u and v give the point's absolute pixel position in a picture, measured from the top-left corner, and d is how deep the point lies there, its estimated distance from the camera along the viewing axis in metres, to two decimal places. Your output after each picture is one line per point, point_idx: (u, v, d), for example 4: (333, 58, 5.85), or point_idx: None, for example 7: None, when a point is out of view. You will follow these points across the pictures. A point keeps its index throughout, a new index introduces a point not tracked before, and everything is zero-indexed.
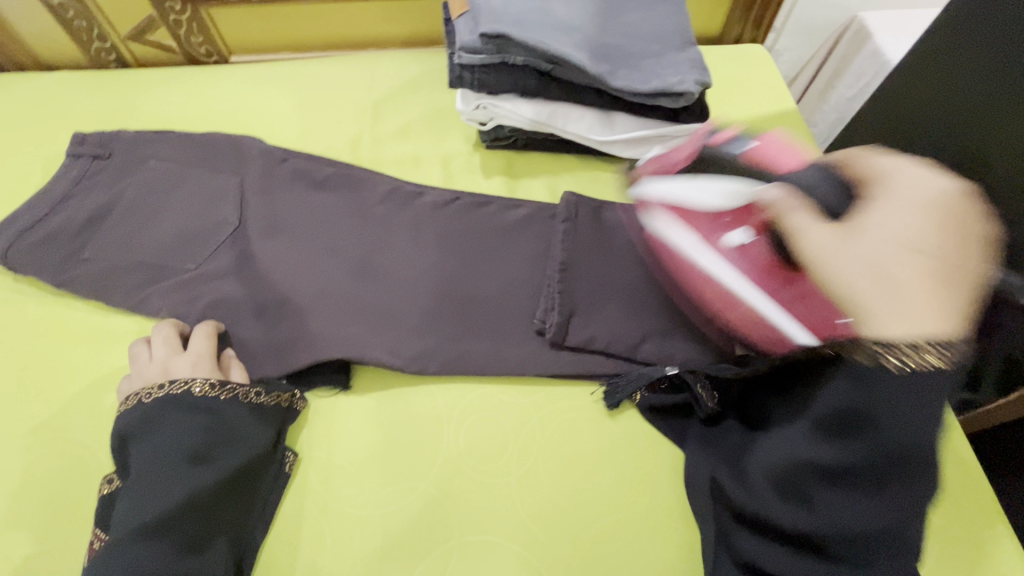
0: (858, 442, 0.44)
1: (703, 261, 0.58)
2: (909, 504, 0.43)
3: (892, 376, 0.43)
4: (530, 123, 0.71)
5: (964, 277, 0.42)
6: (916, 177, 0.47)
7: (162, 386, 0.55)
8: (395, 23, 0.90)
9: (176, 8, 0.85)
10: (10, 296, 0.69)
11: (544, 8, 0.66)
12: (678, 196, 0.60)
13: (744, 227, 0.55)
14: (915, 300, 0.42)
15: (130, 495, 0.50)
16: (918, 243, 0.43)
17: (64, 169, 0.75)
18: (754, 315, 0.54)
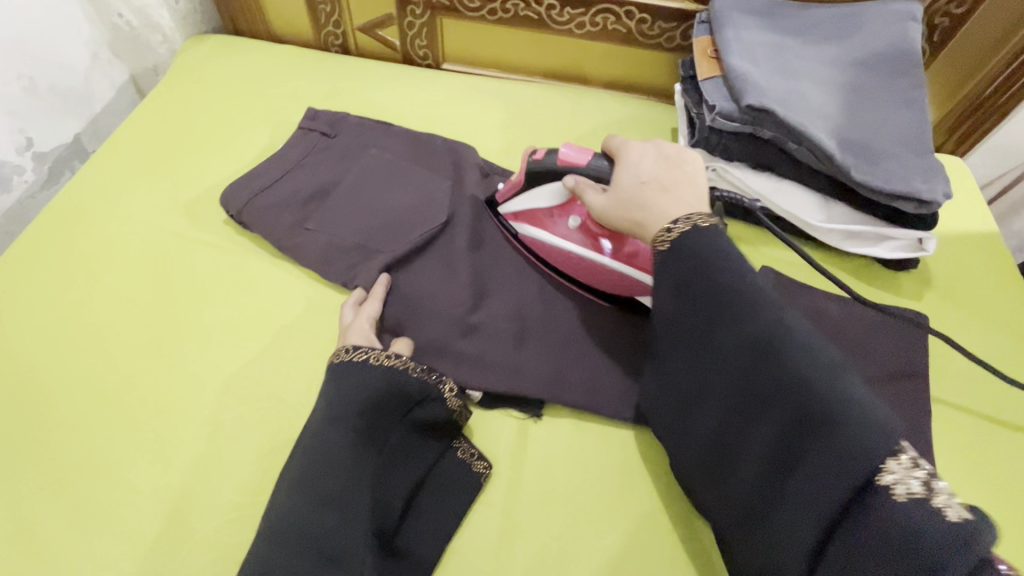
0: (691, 307, 0.51)
1: (565, 250, 0.69)
2: (766, 311, 0.48)
3: (681, 245, 0.52)
4: (752, 195, 0.72)
5: (699, 193, 0.57)
6: (635, 144, 0.61)
7: (346, 352, 0.58)
8: (609, 64, 0.92)
9: (416, 12, 0.90)
10: (235, 245, 0.74)
11: (800, 89, 0.68)
12: (524, 206, 0.71)
13: (573, 214, 0.68)
14: (671, 207, 0.55)
15: (317, 465, 0.52)
16: (644, 175, 0.58)
17: (296, 140, 0.80)
18: (622, 279, 0.67)
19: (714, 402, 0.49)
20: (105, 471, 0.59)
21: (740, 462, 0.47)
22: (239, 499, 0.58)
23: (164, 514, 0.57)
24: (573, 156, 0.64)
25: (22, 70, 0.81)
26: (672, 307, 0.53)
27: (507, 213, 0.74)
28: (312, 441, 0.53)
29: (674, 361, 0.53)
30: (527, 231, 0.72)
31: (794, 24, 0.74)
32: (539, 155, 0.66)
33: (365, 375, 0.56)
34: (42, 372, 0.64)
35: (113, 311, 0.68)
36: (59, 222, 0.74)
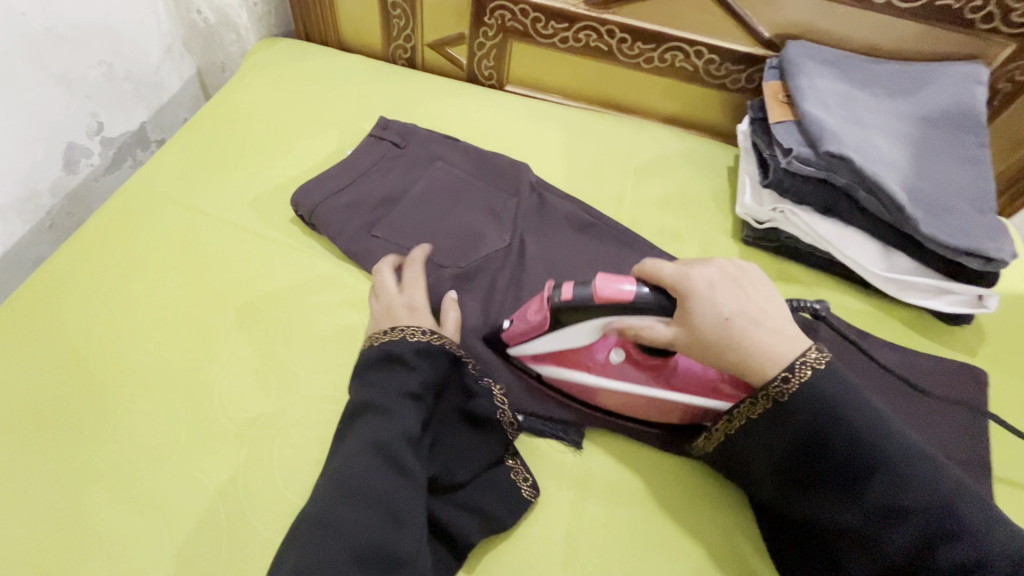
0: (784, 427, 0.51)
1: (612, 388, 0.61)
2: (861, 427, 0.49)
3: (804, 395, 0.50)
4: (816, 239, 0.73)
5: (784, 315, 0.54)
6: (707, 277, 0.53)
7: (425, 333, 0.59)
8: (671, 99, 0.93)
9: (488, 33, 0.92)
10: (300, 244, 0.73)
11: (874, 139, 0.69)
12: (552, 347, 0.61)
13: (615, 346, 0.60)
14: (778, 344, 0.51)
15: (363, 448, 0.52)
16: (723, 310, 0.51)
17: (366, 147, 0.82)
18: (681, 410, 0.59)
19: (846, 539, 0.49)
20: (154, 463, 0.56)
21: (843, 558, 0.50)
22: (289, 501, 0.55)
23: (208, 510, 0.54)
24: (612, 288, 0.53)
25: (104, 56, 0.82)
26: (779, 436, 0.51)
27: (520, 353, 0.63)
28: (364, 428, 0.53)
29: (782, 483, 0.53)
30: (554, 373, 0.63)
31: (865, 77, 0.77)
32: (568, 296, 0.55)
33: (426, 359, 0.57)
34: (96, 352, 0.62)
35: (174, 299, 0.66)
36: (126, 206, 0.74)
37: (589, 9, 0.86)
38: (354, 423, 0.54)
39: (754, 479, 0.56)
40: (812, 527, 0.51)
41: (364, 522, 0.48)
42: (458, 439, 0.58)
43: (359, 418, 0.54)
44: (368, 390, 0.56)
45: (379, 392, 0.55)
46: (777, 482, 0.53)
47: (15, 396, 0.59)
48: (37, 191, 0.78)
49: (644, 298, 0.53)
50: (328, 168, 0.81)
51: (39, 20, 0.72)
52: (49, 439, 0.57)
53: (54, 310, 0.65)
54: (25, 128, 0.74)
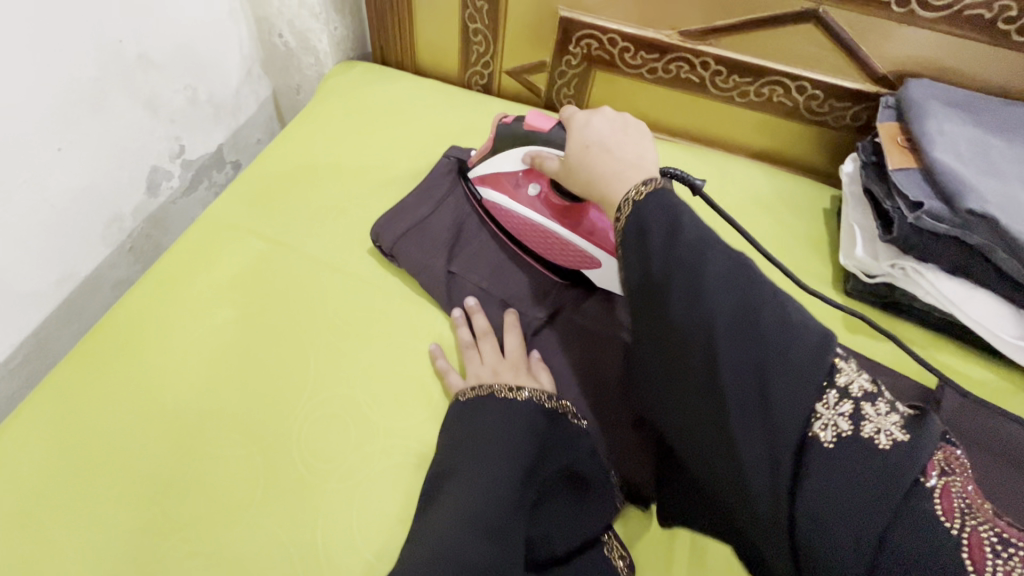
0: (663, 306, 0.44)
1: (522, 216, 0.68)
2: (738, 300, 0.41)
3: (651, 207, 0.47)
4: (941, 303, 0.66)
5: (641, 153, 0.54)
6: (593, 116, 0.59)
7: (514, 388, 0.57)
8: (763, 135, 0.87)
9: (572, 62, 0.89)
10: (376, 280, 0.70)
11: (1014, 192, 0.61)
12: (491, 168, 0.70)
13: (535, 180, 0.67)
14: (633, 164, 0.53)
15: (460, 514, 0.48)
16: (588, 137, 0.57)
17: (443, 178, 0.79)
18: (576, 252, 0.66)
19: (711, 404, 0.41)
20: (229, 517, 0.54)
21: (736, 481, 0.40)
22: (369, 564, 0.52)
23: (283, 569, 0.51)
24: (535, 121, 0.65)
25: (189, 80, 0.83)
26: (652, 319, 0.45)
27: (475, 176, 0.73)
28: (464, 493, 0.49)
29: (680, 389, 0.44)
30: (489, 196, 0.72)
31: (997, 120, 0.69)
32: (508, 119, 0.69)
33: (527, 415, 0.54)
34: (176, 391, 0.61)
35: (254, 336, 0.65)
36: (208, 235, 0.73)
37: (683, 40, 0.81)
38: (453, 486, 0.51)
39: (660, 396, 0.47)
40: (716, 446, 0.42)
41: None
42: (557, 506, 0.52)
43: (456, 479, 0.51)
44: (466, 450, 0.53)
45: (477, 450, 0.52)
46: (674, 384, 0.45)
47: (100, 431, 0.58)
48: (120, 215, 0.78)
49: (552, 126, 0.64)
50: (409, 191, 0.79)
51: (133, 46, 0.72)
52: (131, 481, 0.56)
53: (138, 342, 0.64)
54: (114, 153, 0.74)
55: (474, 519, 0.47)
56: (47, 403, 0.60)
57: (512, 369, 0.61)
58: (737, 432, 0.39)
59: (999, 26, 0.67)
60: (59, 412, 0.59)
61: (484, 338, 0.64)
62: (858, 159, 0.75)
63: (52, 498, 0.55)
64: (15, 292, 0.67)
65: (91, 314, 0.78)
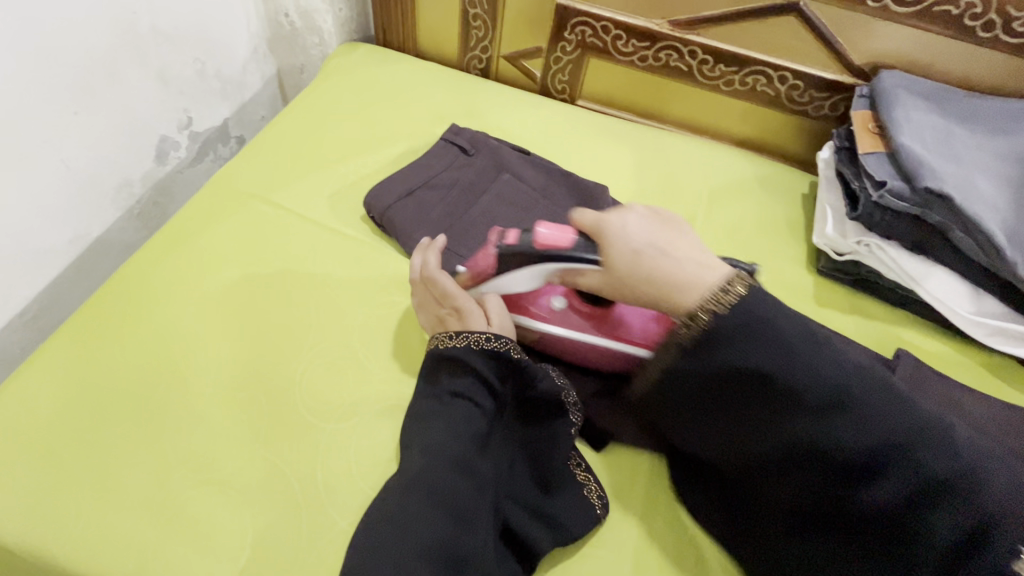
0: (757, 371, 0.46)
1: (578, 339, 0.63)
2: (819, 366, 0.46)
3: (727, 322, 0.47)
4: (901, 277, 0.71)
5: (699, 252, 0.52)
6: (624, 223, 0.54)
7: (449, 337, 0.59)
8: (746, 123, 0.92)
9: (566, 48, 0.93)
10: (374, 246, 0.74)
11: (970, 175, 0.66)
12: (496, 290, 0.62)
13: (559, 295, 0.64)
14: (700, 271, 0.51)
15: (428, 449, 0.53)
16: (635, 241, 0.53)
17: (437, 153, 0.82)
18: (631, 358, 0.62)
19: (816, 473, 0.46)
20: (233, 450, 0.58)
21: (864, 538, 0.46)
22: (363, 497, 0.56)
23: (283, 500, 0.55)
24: (553, 237, 0.56)
25: (198, 54, 0.86)
26: (743, 402, 0.48)
27: (452, 289, 0.66)
28: (431, 433, 0.54)
29: (768, 441, 0.48)
30: (514, 322, 0.65)
31: (961, 111, 0.73)
32: (513, 242, 0.58)
33: (478, 359, 0.57)
34: (183, 340, 0.64)
35: (258, 293, 0.68)
36: (214, 201, 0.77)
37: (672, 29, 0.85)
38: (424, 426, 0.56)
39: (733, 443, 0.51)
40: (834, 510, 0.46)
41: (432, 518, 0.49)
42: (526, 436, 0.58)
43: (426, 420, 0.56)
44: (434, 391, 0.58)
45: (440, 392, 0.57)
46: (751, 431, 0.49)
47: (111, 375, 0.62)
48: (130, 181, 0.81)
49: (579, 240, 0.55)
50: (393, 177, 0.78)
51: (146, 19, 0.75)
52: (143, 418, 0.59)
53: (145, 296, 0.67)
54: (127, 120, 0.77)
55: (448, 453, 0.52)
56: (59, 350, 0.63)
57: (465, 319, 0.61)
58: (838, 483, 0.45)
59: (965, 22, 0.72)
60: (73, 358, 0.63)
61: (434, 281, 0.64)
62: (832, 145, 0.80)
63: (66, 434, 0.58)
64: (31, 249, 0.70)
65: (99, 274, 0.81)
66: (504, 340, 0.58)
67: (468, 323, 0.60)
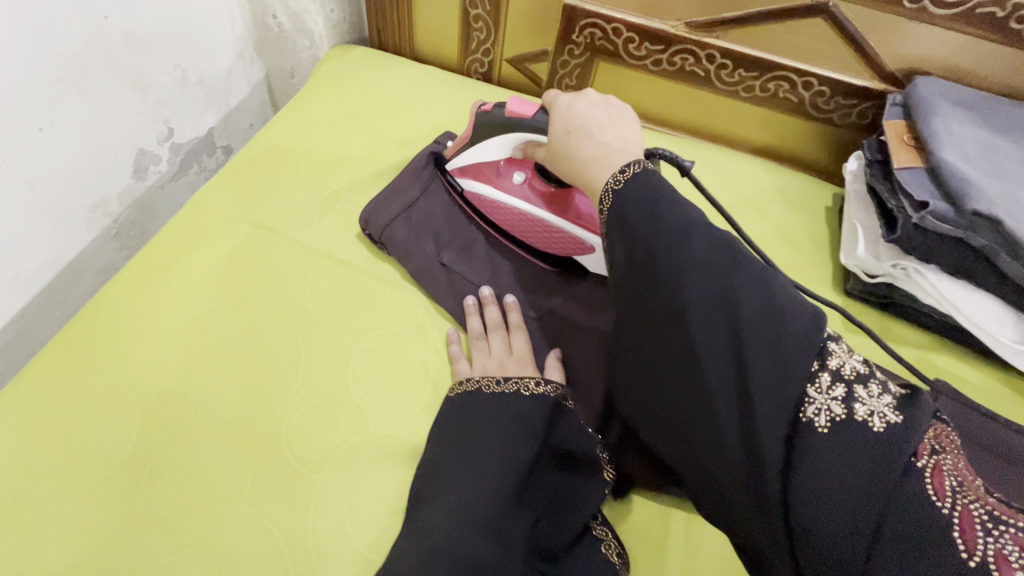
0: (654, 270, 0.44)
1: (508, 204, 0.67)
2: (729, 274, 0.41)
3: (628, 201, 0.47)
4: (940, 304, 0.65)
5: (624, 138, 0.53)
6: (581, 101, 0.57)
7: (501, 381, 0.56)
8: (766, 130, 0.86)
9: (575, 52, 0.87)
10: (370, 271, 0.69)
11: (1020, 195, 0.60)
12: (473, 159, 0.69)
13: (520, 169, 0.67)
14: (619, 150, 0.52)
15: (452, 508, 0.48)
16: (572, 122, 0.56)
17: (436, 166, 0.76)
18: (563, 238, 0.65)
19: (702, 389, 0.41)
20: (220, 505, 0.53)
21: (756, 482, 0.37)
22: (360, 558, 0.51)
23: (274, 563, 0.50)
24: (521, 108, 0.61)
25: (179, 60, 0.80)
26: (647, 315, 0.45)
27: (453, 168, 0.71)
28: (453, 489, 0.49)
29: (666, 356, 0.44)
30: (474, 190, 0.70)
31: (1005, 122, 0.68)
32: (491, 110, 0.64)
33: (505, 405, 0.53)
34: (161, 380, 0.59)
35: (245, 323, 0.63)
36: (196, 222, 0.71)
37: (690, 31, 0.79)
38: (441, 481, 0.51)
39: (641, 360, 0.47)
40: (723, 441, 0.39)
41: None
42: (556, 489, 0.52)
43: (440, 474, 0.51)
44: (455, 438, 0.53)
45: (462, 439, 0.52)
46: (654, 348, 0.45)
47: (82, 422, 0.56)
48: (106, 199, 0.75)
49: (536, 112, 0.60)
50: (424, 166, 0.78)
51: (120, 24, 0.69)
52: (117, 471, 0.54)
53: (121, 331, 0.62)
54: (100, 133, 0.71)
55: (467, 515, 0.47)
56: (25, 395, 0.57)
57: (518, 365, 0.60)
58: (727, 404, 0.39)
59: (1013, 25, 0.66)
60: (41, 403, 0.57)
61: (493, 330, 0.63)
62: (862, 157, 0.74)
63: (33, 490, 0.53)
64: None
65: (75, 300, 0.76)
66: (553, 386, 0.56)
67: (526, 369, 0.59)
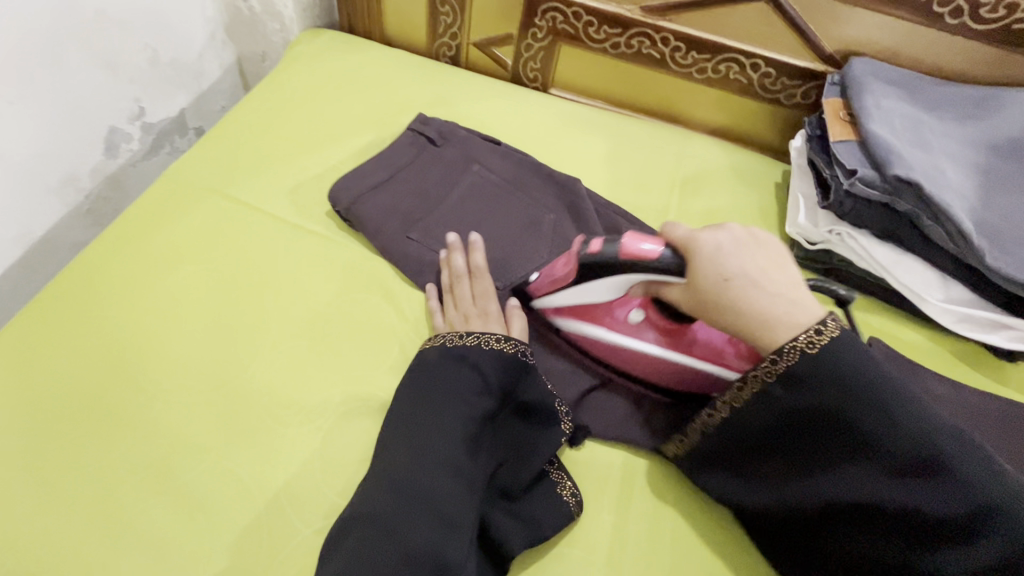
0: (803, 400, 0.49)
1: (633, 347, 0.62)
2: (881, 411, 0.46)
3: (803, 365, 0.48)
4: (871, 265, 0.71)
5: (795, 295, 0.51)
6: (729, 242, 0.53)
7: (461, 337, 0.59)
8: (720, 111, 0.91)
9: (538, 35, 0.90)
10: (339, 242, 0.71)
11: (939, 163, 0.66)
12: (575, 299, 0.63)
13: (637, 305, 0.62)
14: (793, 315, 0.50)
15: (413, 447, 0.52)
16: (728, 271, 0.51)
17: (404, 143, 0.79)
18: (688, 373, 0.61)
19: (842, 503, 0.48)
20: (194, 456, 0.55)
21: None
22: (328, 502, 0.54)
23: (246, 507, 0.53)
24: (637, 248, 0.55)
25: (150, 40, 0.81)
26: (789, 434, 0.51)
27: (545, 306, 0.66)
28: (416, 432, 0.53)
29: (797, 464, 0.51)
30: (577, 328, 0.66)
31: (930, 99, 0.73)
32: (597, 248, 0.57)
33: (471, 358, 0.57)
34: (134, 343, 0.61)
35: (218, 290, 0.65)
36: (167, 196, 0.73)
37: (645, 15, 0.84)
38: (405, 426, 0.54)
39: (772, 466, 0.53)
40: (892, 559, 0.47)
41: (412, 523, 0.48)
42: (515, 436, 0.56)
43: (403, 421, 0.54)
44: (418, 389, 0.56)
45: (426, 390, 0.56)
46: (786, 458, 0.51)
47: (56, 382, 0.58)
48: (77, 174, 0.77)
49: (654, 251, 0.55)
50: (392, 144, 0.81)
51: (89, 2, 0.71)
52: (91, 427, 0.56)
53: (93, 298, 0.63)
54: (71, 110, 0.73)
55: (430, 453, 0.51)
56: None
57: (484, 320, 0.62)
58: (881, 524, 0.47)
59: (935, 9, 0.72)
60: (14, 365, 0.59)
61: (462, 282, 0.65)
62: (804, 133, 0.79)
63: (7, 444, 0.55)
64: None
65: (46, 273, 0.77)
66: (514, 343, 0.59)
67: (489, 327, 0.62)
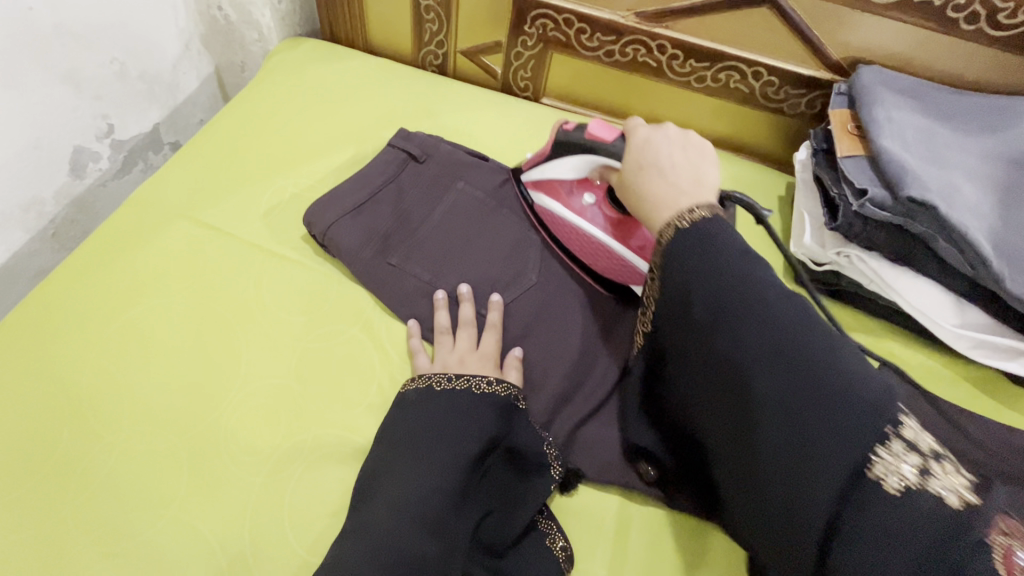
0: (701, 325, 0.44)
1: (575, 226, 0.65)
2: (785, 339, 0.40)
3: (699, 258, 0.45)
4: (882, 288, 0.67)
5: (702, 181, 0.51)
6: (660, 135, 0.55)
7: (451, 378, 0.55)
8: (720, 121, 0.86)
9: (528, 43, 0.86)
10: (316, 268, 0.67)
11: (955, 181, 0.61)
12: (546, 174, 0.67)
13: (593, 193, 0.65)
14: (686, 195, 0.49)
15: (389, 502, 0.47)
16: (647, 157, 0.53)
17: (384, 159, 0.75)
18: (622, 265, 0.63)
19: (744, 451, 0.42)
20: (154, 510, 0.51)
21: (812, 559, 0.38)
22: (298, 559, 0.50)
23: (210, 567, 0.49)
24: (599, 131, 0.59)
25: (116, 53, 0.77)
26: (704, 379, 0.45)
27: (528, 180, 0.70)
28: (393, 485, 0.49)
29: (711, 410, 0.45)
30: (542, 203, 0.68)
31: (943, 109, 0.69)
32: (571, 128, 0.62)
33: (454, 402, 0.53)
34: (94, 386, 0.57)
35: (185, 323, 0.61)
36: (133, 222, 0.68)
37: (640, 22, 0.79)
38: (382, 478, 0.50)
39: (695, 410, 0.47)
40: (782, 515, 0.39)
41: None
42: (501, 485, 0.52)
43: (380, 472, 0.50)
44: (397, 435, 0.52)
45: (405, 436, 0.51)
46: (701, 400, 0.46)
47: (9, 430, 0.54)
48: (41, 198, 0.73)
49: (609, 135, 0.58)
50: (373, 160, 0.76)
51: (47, 16, 0.67)
52: (45, 479, 0.52)
53: (52, 335, 0.59)
54: (30, 130, 0.69)
55: (406, 511, 0.47)
56: None
57: (478, 361, 0.59)
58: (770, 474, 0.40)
59: (948, 14, 0.67)
60: None
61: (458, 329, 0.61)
62: (809, 147, 0.75)
63: None
64: None
65: (9, 303, 0.73)
66: (506, 385, 0.55)
67: (481, 367, 0.58)
